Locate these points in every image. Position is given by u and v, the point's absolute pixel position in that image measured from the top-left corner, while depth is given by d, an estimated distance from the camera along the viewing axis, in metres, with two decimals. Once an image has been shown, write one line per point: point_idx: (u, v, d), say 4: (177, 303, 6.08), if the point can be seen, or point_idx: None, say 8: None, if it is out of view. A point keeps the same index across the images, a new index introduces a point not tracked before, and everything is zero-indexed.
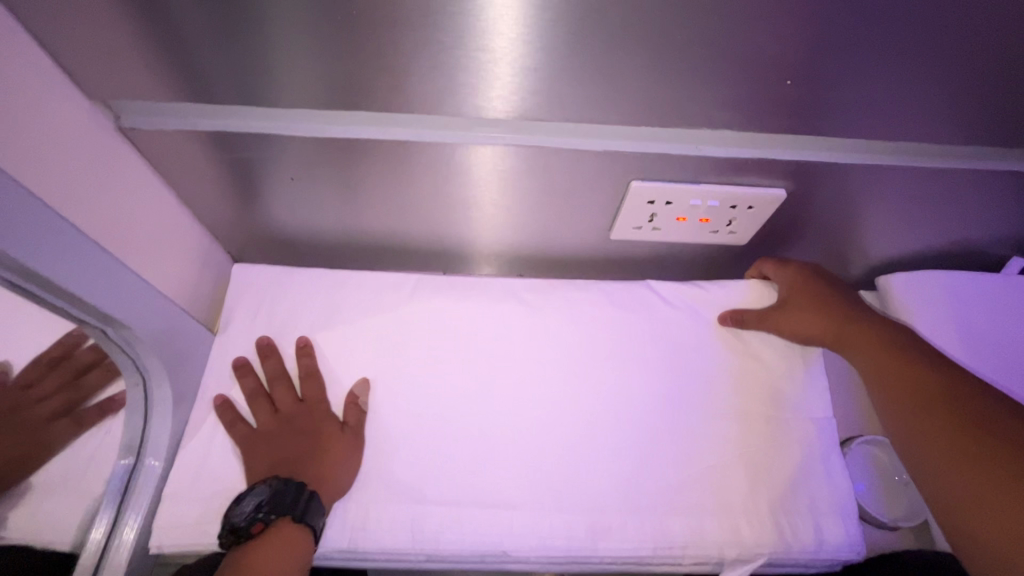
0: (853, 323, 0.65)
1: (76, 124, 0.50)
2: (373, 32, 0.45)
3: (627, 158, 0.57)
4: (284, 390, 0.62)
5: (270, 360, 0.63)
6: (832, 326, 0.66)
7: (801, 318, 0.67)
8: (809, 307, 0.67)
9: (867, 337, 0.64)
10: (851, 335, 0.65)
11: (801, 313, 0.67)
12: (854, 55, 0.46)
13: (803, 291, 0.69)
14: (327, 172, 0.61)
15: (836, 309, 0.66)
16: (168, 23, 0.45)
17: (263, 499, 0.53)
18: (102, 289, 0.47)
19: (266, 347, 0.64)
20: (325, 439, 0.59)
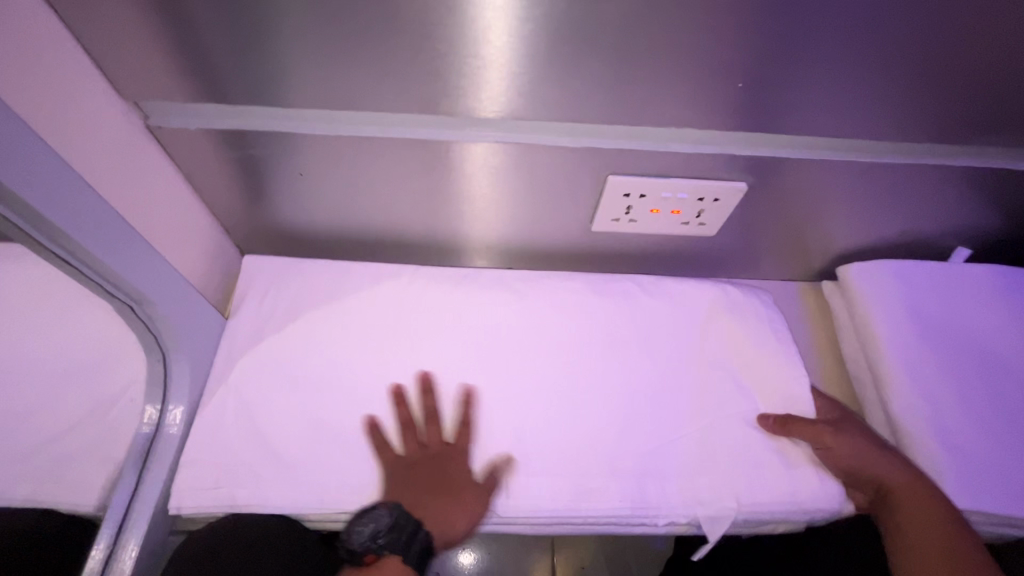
0: (899, 463, 0.65)
1: (109, 122, 0.56)
2: (380, 42, 0.52)
3: (604, 154, 0.64)
4: (437, 429, 0.66)
5: (429, 397, 0.67)
6: (871, 453, 0.66)
7: (847, 439, 0.66)
8: (852, 429, 0.68)
9: (906, 472, 0.65)
10: (890, 466, 0.65)
11: (851, 434, 0.67)
12: (792, 61, 0.53)
13: (842, 418, 0.70)
14: (333, 169, 0.67)
15: (877, 442, 0.68)
16: (195, 32, 0.51)
17: (383, 523, 0.59)
18: (131, 266, 0.53)
19: (424, 382, 0.68)
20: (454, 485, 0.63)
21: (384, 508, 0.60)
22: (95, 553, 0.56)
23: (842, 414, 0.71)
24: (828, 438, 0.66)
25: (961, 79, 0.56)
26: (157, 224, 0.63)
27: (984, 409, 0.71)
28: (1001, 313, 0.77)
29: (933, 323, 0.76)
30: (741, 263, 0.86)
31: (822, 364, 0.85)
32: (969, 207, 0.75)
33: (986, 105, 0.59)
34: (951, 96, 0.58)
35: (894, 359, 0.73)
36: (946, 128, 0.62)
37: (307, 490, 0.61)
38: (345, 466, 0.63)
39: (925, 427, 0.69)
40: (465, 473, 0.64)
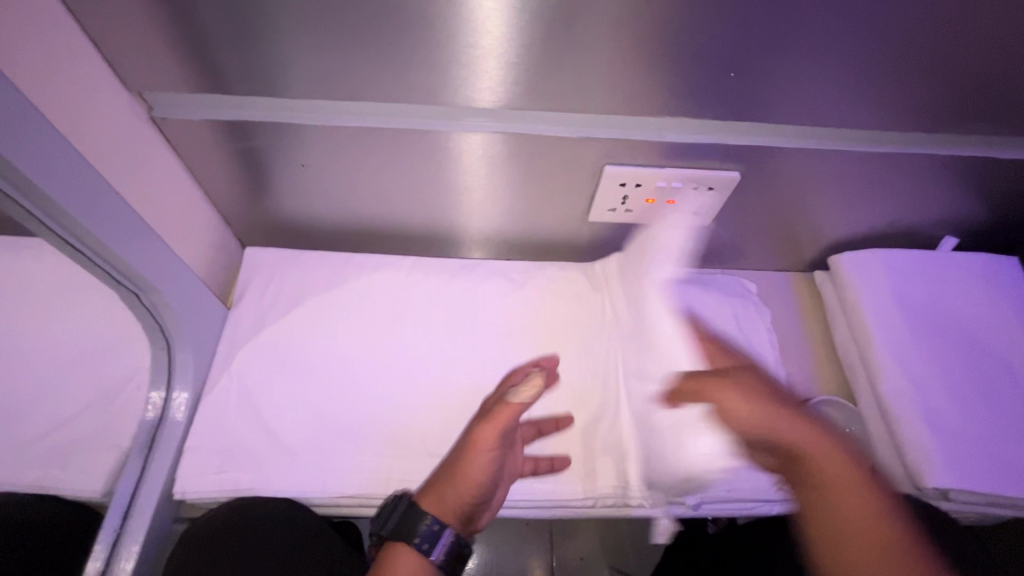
0: (806, 423, 0.55)
1: (114, 111, 0.57)
2: (381, 32, 0.53)
3: (600, 144, 0.65)
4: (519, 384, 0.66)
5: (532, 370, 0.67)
6: (771, 408, 0.56)
7: (731, 391, 0.57)
8: (741, 381, 0.59)
9: (813, 430, 0.55)
10: (789, 422, 0.55)
11: (738, 386, 0.58)
12: (783, 50, 0.55)
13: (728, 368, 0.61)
14: (334, 159, 0.68)
15: (777, 396, 0.57)
16: (199, 22, 0.52)
17: (393, 512, 0.58)
18: (136, 253, 0.54)
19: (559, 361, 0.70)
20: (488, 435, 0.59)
21: (395, 496, 0.59)
22: (102, 539, 0.57)
23: (721, 364, 0.64)
24: (716, 390, 0.58)
25: (945, 69, 0.58)
26: (161, 214, 0.64)
27: (971, 394, 0.72)
28: (989, 300, 0.79)
29: (923, 309, 0.78)
30: (735, 252, 0.88)
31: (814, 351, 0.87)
32: (956, 196, 0.77)
33: (970, 94, 0.61)
34: (937, 85, 0.60)
35: (883, 346, 0.75)
36: (932, 117, 0.64)
37: (311, 475, 0.63)
38: (348, 453, 0.64)
39: (914, 409, 0.71)
40: (501, 412, 0.60)
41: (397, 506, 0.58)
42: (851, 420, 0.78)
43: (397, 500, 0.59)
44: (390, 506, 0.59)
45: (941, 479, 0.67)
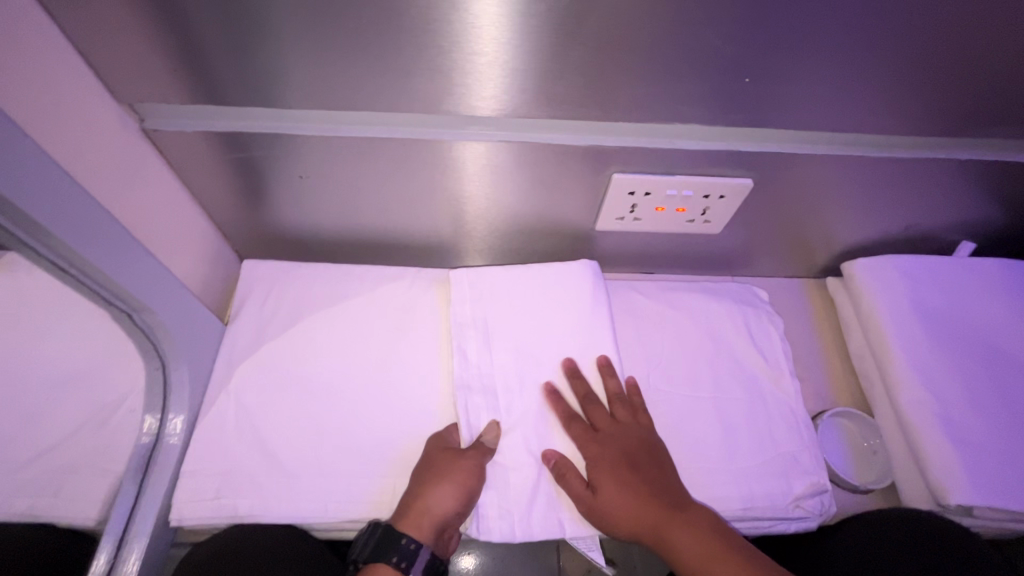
0: (672, 516, 0.58)
1: (104, 125, 0.54)
2: (381, 39, 0.51)
3: (608, 152, 0.63)
4: (601, 409, 0.64)
5: (577, 380, 0.65)
6: (654, 508, 0.58)
7: (619, 491, 0.59)
8: (630, 473, 0.60)
9: (682, 527, 0.57)
10: (668, 522, 0.57)
11: (622, 481, 0.59)
12: (798, 54, 0.53)
13: (630, 454, 0.61)
14: (332, 170, 0.66)
15: (622, 439, 0.62)
16: (190, 31, 0.50)
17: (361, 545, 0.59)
18: (127, 272, 0.51)
19: (605, 365, 0.65)
20: (433, 460, 0.60)
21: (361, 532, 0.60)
22: (95, 566, 0.56)
23: (624, 461, 0.61)
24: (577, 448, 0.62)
25: (968, 71, 0.55)
26: (154, 229, 0.62)
27: (994, 406, 0.70)
28: (1010, 308, 0.76)
29: (942, 318, 0.75)
30: (744, 260, 0.85)
31: (827, 360, 0.85)
32: (974, 201, 0.74)
33: (991, 97, 0.59)
34: (957, 88, 0.57)
35: (901, 357, 0.73)
36: (951, 121, 0.62)
37: (312, 498, 0.60)
38: (350, 475, 0.62)
39: (935, 423, 0.69)
40: (433, 441, 0.62)
41: (365, 539, 0.59)
42: (866, 433, 0.76)
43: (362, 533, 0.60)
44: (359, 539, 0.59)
45: (965, 496, 0.64)
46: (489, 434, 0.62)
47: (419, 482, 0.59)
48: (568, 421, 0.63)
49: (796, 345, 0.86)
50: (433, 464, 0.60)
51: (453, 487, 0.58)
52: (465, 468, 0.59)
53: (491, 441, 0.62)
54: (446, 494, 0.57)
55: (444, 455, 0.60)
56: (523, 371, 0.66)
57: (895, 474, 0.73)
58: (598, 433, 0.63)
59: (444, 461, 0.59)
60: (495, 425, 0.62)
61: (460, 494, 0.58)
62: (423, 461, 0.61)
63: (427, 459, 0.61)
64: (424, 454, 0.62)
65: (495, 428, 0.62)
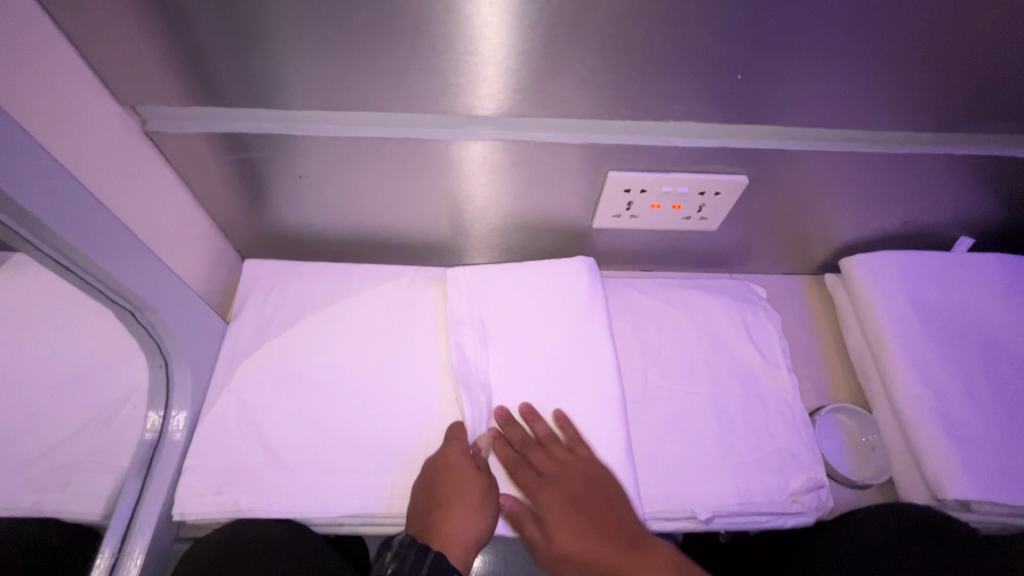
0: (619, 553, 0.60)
1: (107, 127, 0.56)
2: (377, 41, 0.51)
3: (603, 150, 0.64)
4: (541, 452, 0.63)
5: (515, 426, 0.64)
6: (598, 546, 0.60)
7: (571, 536, 0.61)
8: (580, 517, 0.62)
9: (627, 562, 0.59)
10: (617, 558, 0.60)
11: (572, 525, 0.62)
12: (789, 52, 0.53)
13: (577, 496, 0.62)
14: (330, 169, 0.66)
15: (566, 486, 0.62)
16: (191, 35, 0.51)
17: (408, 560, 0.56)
18: (129, 271, 0.52)
19: (531, 412, 0.64)
20: (467, 485, 0.61)
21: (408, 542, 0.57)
22: (100, 562, 0.57)
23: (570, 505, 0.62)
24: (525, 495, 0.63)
25: (961, 66, 0.56)
26: (157, 230, 0.63)
27: (992, 401, 0.70)
28: (1009, 303, 0.76)
29: (940, 314, 0.75)
30: (742, 257, 0.86)
31: (826, 356, 0.85)
32: (970, 197, 0.74)
33: (985, 93, 0.59)
34: (951, 85, 0.58)
35: (898, 354, 0.73)
36: (946, 116, 0.62)
37: (312, 493, 0.61)
38: (350, 471, 0.63)
39: (932, 418, 0.69)
40: (456, 458, 0.62)
41: (415, 554, 0.56)
42: (866, 429, 0.76)
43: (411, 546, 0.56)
44: (407, 552, 0.56)
45: (964, 491, 0.64)
46: (484, 443, 0.63)
47: (454, 509, 0.59)
48: (513, 467, 0.63)
49: (794, 342, 0.86)
50: (469, 491, 0.60)
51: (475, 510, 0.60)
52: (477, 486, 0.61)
53: (486, 451, 0.63)
54: (471, 518, 0.59)
55: (475, 478, 0.61)
56: (520, 368, 0.66)
57: (893, 469, 0.73)
58: (542, 477, 0.63)
59: (457, 483, 0.61)
60: (490, 437, 0.63)
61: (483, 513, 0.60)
62: (451, 482, 0.60)
63: (457, 481, 0.60)
64: (448, 474, 0.61)
65: (490, 441, 0.64)
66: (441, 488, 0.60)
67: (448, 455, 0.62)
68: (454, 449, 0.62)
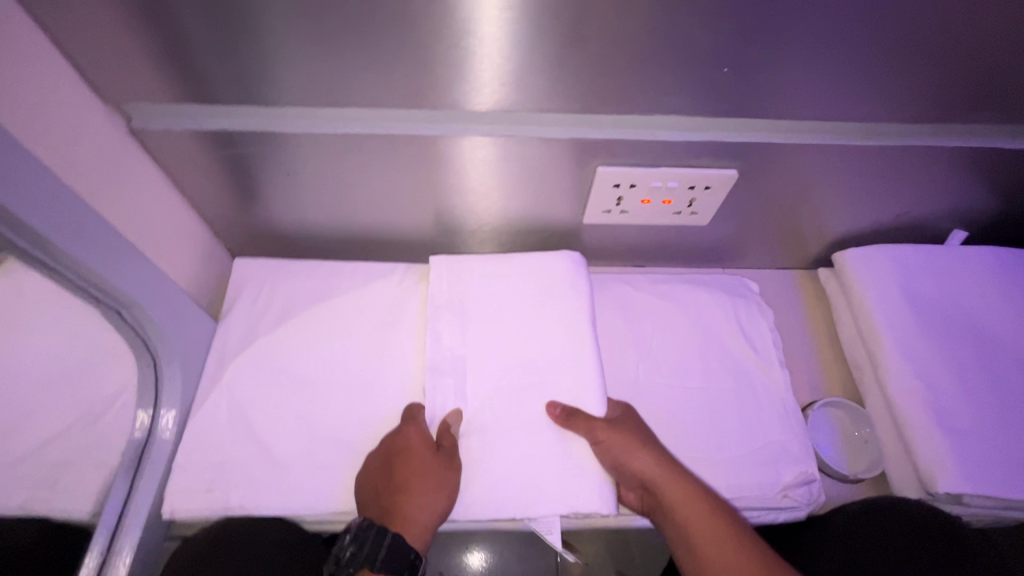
0: (692, 491, 0.61)
1: (90, 124, 0.55)
2: (362, 34, 0.51)
3: (592, 145, 0.63)
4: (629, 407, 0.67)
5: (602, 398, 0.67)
6: (671, 482, 0.61)
7: (645, 458, 0.61)
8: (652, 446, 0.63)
9: (692, 499, 0.60)
10: (682, 495, 0.60)
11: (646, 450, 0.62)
12: (776, 43, 0.53)
13: (650, 437, 0.64)
14: (317, 166, 0.66)
15: (642, 431, 0.64)
16: (174, 30, 0.51)
17: (366, 541, 0.57)
18: (117, 270, 0.52)
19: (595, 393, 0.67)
20: (426, 469, 0.60)
21: (362, 527, 0.58)
22: (89, 559, 0.57)
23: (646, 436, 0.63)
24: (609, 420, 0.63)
25: (950, 57, 0.55)
26: (143, 228, 0.63)
27: (984, 394, 0.70)
28: (1002, 296, 0.76)
29: (933, 307, 0.75)
30: (734, 251, 0.85)
31: (819, 350, 0.85)
32: (963, 188, 0.74)
33: (977, 83, 0.58)
34: (942, 75, 0.57)
35: (890, 347, 0.73)
36: (937, 108, 0.62)
37: (301, 492, 0.61)
38: (339, 471, 0.63)
39: (924, 411, 0.69)
40: (415, 441, 0.61)
41: (373, 537, 0.57)
42: (860, 424, 0.76)
43: (367, 531, 0.58)
44: (365, 536, 0.58)
45: (955, 484, 0.64)
46: (452, 418, 0.63)
47: (413, 494, 0.59)
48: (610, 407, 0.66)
49: (787, 336, 0.86)
50: (423, 473, 0.60)
51: (431, 493, 0.59)
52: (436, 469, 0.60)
53: (454, 429, 0.63)
54: (428, 501, 0.59)
55: (432, 461, 0.60)
56: (510, 363, 0.66)
57: (885, 463, 0.73)
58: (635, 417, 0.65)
59: (414, 466, 0.60)
60: (458, 412, 0.63)
61: (439, 497, 0.59)
62: (411, 468, 0.60)
63: (415, 465, 0.60)
64: (407, 460, 0.61)
65: (458, 416, 0.63)
66: (399, 471, 0.61)
67: (407, 438, 0.62)
68: (412, 432, 0.62)
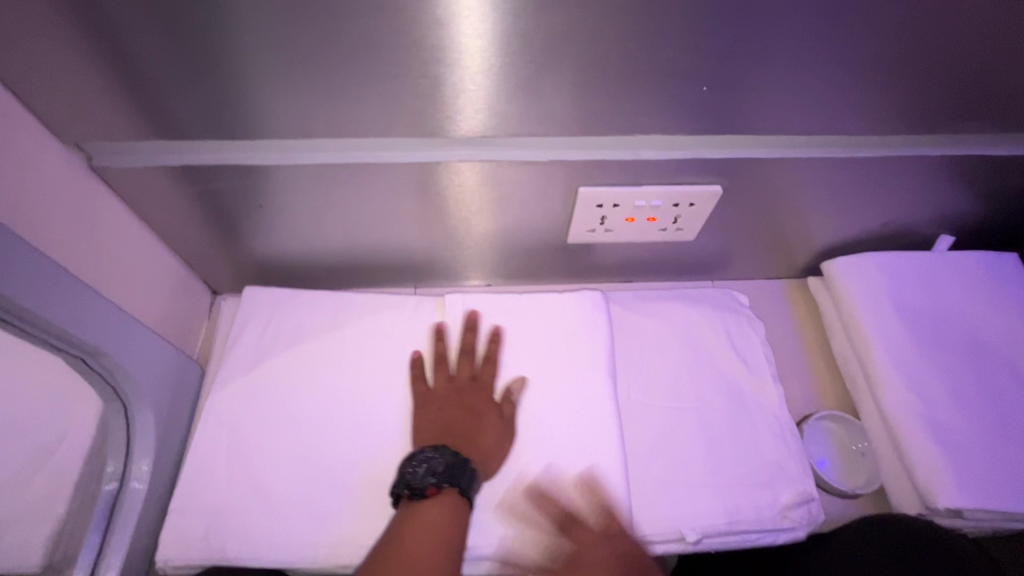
0: None
1: (47, 165, 0.53)
2: (329, 63, 0.49)
3: (573, 167, 0.62)
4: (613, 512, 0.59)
5: (468, 333, 0.68)
6: None
7: None
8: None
9: None
10: None
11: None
12: (753, 62, 0.52)
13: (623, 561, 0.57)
14: (289, 197, 0.64)
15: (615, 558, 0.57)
16: (131, 67, 0.49)
17: (438, 462, 0.58)
18: (79, 319, 0.50)
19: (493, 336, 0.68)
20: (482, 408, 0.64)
21: (433, 450, 0.59)
22: None
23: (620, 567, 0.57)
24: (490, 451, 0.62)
25: (929, 69, 0.55)
26: (109, 269, 0.60)
27: (980, 404, 0.69)
28: (989, 302, 0.75)
29: (925, 316, 0.74)
30: (722, 264, 0.85)
31: (810, 362, 0.84)
32: (947, 196, 0.73)
33: (959, 91, 0.58)
34: (924, 86, 0.57)
35: (883, 359, 0.72)
36: (919, 118, 0.61)
37: (281, 539, 0.58)
38: (319, 518, 0.59)
39: (920, 424, 0.67)
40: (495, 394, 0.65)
41: (460, 465, 0.58)
42: (855, 437, 0.76)
43: (439, 454, 0.59)
44: (454, 462, 0.58)
45: (954, 499, 0.63)
46: (517, 387, 0.65)
47: (481, 427, 0.63)
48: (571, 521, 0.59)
49: (779, 349, 0.85)
50: (484, 413, 0.64)
51: (490, 424, 0.63)
52: (493, 408, 0.64)
53: (517, 396, 0.65)
54: (489, 435, 0.62)
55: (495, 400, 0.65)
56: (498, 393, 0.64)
57: (882, 477, 0.72)
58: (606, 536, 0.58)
59: (477, 402, 0.65)
60: (523, 380, 0.66)
61: (501, 430, 0.63)
62: (473, 399, 0.65)
63: (473, 404, 0.64)
64: (466, 399, 0.65)
65: (523, 384, 0.66)
66: (444, 406, 0.64)
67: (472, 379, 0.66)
68: (439, 372, 0.67)
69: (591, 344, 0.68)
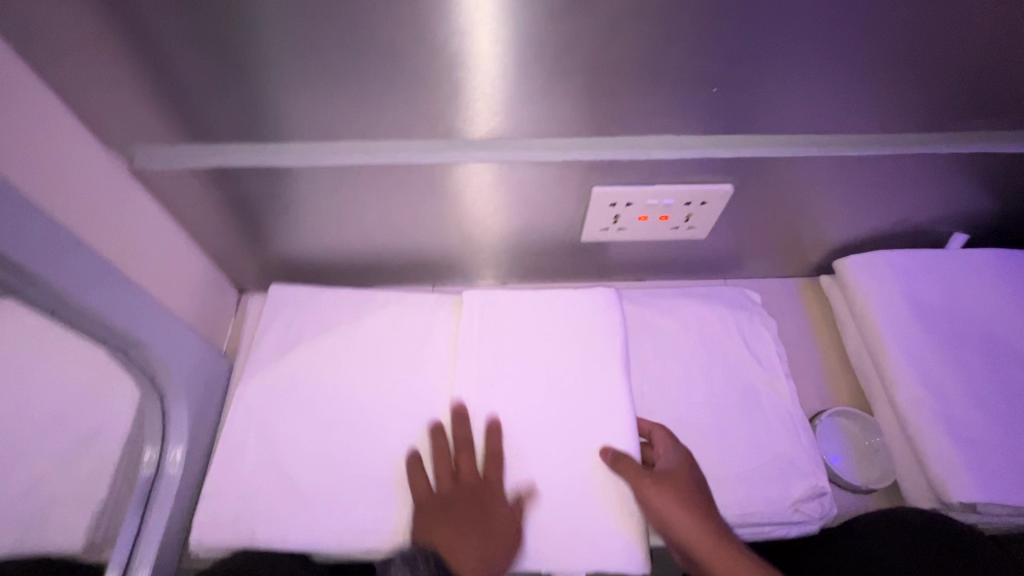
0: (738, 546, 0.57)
1: (92, 168, 0.57)
2: (355, 68, 0.52)
3: (587, 166, 0.64)
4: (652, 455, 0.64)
5: (461, 425, 0.64)
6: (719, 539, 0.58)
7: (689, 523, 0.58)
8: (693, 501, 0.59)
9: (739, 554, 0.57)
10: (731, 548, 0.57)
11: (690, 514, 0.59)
12: (762, 62, 0.53)
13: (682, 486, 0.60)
14: (314, 197, 0.67)
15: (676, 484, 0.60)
16: (171, 74, 0.52)
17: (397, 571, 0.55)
18: (120, 311, 0.53)
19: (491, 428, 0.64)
20: (489, 511, 0.59)
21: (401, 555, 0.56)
22: None
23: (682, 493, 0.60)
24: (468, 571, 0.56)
25: (937, 67, 0.56)
26: (146, 265, 0.64)
27: (995, 399, 0.69)
28: (1004, 299, 0.75)
29: (938, 312, 0.75)
30: (735, 263, 0.86)
31: (824, 359, 0.85)
32: (960, 193, 0.74)
33: (968, 88, 0.59)
34: (933, 84, 0.58)
35: (896, 355, 0.72)
36: (929, 115, 0.62)
37: (306, 524, 0.61)
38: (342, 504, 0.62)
39: (933, 419, 0.68)
40: (496, 496, 0.60)
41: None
42: (870, 433, 0.76)
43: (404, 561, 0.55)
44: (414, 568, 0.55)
45: (968, 493, 0.63)
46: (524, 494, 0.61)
47: (460, 540, 0.58)
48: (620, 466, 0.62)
49: (792, 347, 0.85)
50: (483, 521, 0.59)
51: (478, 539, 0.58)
52: (501, 526, 0.59)
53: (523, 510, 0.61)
54: (472, 554, 0.57)
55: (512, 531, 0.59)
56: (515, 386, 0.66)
57: (896, 472, 0.72)
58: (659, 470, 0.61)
59: (474, 506, 0.60)
60: (530, 485, 0.62)
61: (483, 554, 0.57)
62: (472, 501, 0.60)
63: (472, 507, 0.60)
64: (467, 499, 0.60)
65: (531, 489, 0.62)
66: (446, 504, 0.60)
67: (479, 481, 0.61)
68: (444, 462, 0.63)
69: (605, 338, 0.69)
